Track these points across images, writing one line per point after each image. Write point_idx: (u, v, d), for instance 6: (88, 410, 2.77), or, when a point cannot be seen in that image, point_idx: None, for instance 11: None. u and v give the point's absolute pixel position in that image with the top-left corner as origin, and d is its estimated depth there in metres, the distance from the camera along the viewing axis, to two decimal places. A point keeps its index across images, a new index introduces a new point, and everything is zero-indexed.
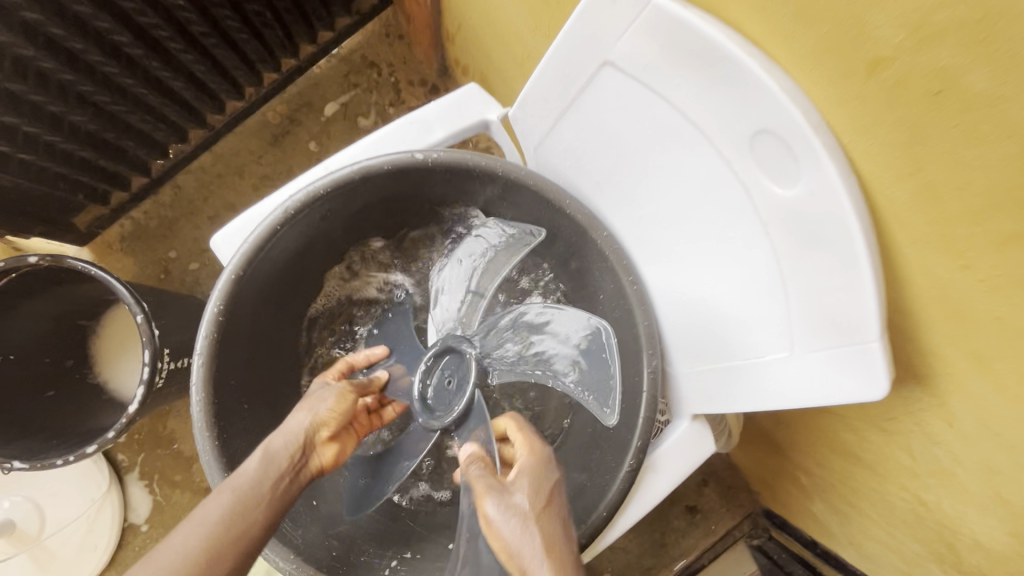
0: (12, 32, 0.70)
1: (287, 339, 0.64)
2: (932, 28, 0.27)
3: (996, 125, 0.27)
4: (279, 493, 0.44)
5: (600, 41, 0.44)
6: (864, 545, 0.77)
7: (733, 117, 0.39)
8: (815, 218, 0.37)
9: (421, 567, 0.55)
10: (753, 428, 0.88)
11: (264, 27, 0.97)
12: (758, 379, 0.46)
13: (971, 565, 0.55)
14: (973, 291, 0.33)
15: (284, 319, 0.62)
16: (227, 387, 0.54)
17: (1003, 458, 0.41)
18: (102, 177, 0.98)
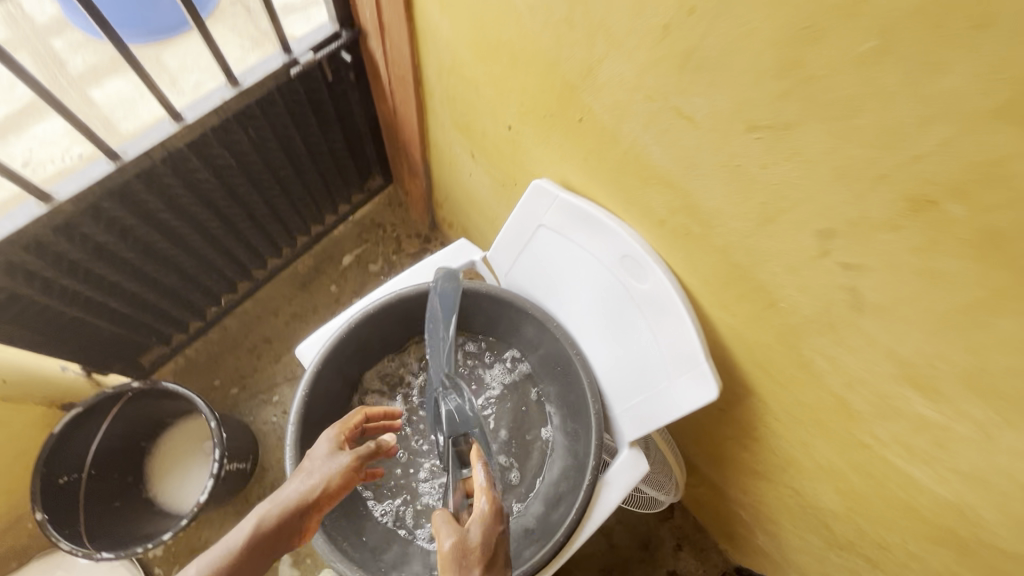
0: (152, 229, 1.01)
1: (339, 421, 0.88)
2: (675, 207, 0.60)
3: (711, 246, 0.58)
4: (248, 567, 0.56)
5: (537, 214, 0.78)
6: (795, 560, 0.96)
7: (610, 250, 0.72)
8: (660, 298, 0.68)
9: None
10: (700, 477, 1.10)
11: (303, 207, 1.32)
12: (658, 402, 0.73)
13: (841, 536, 0.77)
14: (742, 327, 0.63)
15: (340, 405, 0.86)
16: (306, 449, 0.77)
17: (805, 432, 0.67)
18: (169, 323, 1.25)
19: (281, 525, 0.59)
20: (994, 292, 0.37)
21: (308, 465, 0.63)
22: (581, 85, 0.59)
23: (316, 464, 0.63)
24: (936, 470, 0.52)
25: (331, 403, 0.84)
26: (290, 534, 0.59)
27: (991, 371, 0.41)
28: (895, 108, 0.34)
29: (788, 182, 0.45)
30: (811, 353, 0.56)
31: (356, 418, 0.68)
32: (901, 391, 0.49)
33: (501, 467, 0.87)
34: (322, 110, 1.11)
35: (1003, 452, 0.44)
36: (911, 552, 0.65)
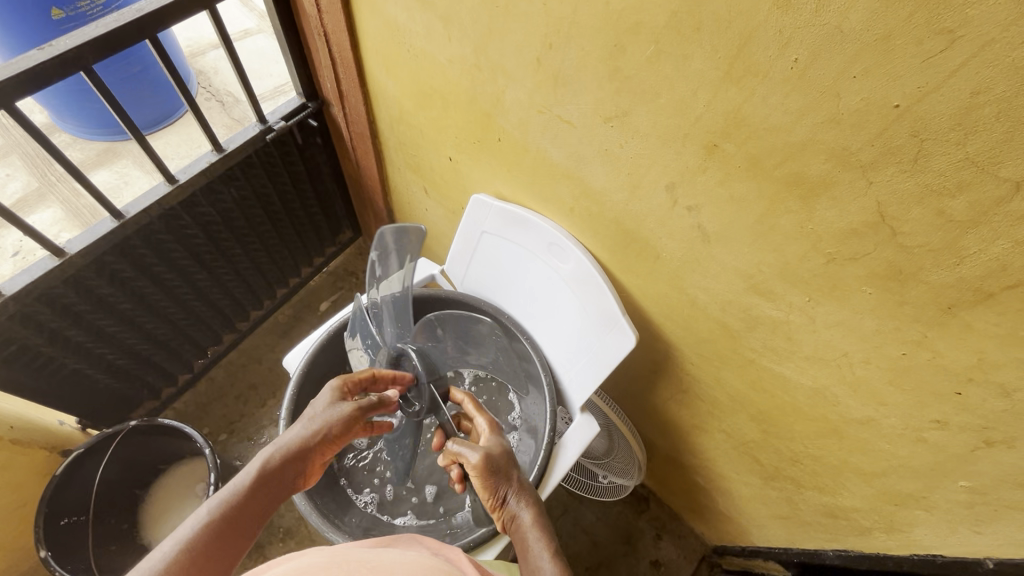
0: (150, 282, 1.14)
1: None
2: (576, 195, 0.77)
3: (607, 219, 0.76)
4: (266, 497, 0.64)
5: (478, 224, 0.95)
6: (749, 510, 1.07)
7: (539, 241, 0.89)
8: (581, 272, 0.85)
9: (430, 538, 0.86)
10: (660, 455, 1.21)
11: (284, 260, 1.45)
12: (595, 361, 0.87)
13: (768, 464, 0.90)
14: (642, 283, 0.80)
15: None
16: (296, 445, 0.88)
17: (713, 367, 0.82)
18: (161, 376, 1.33)
19: (288, 461, 0.68)
20: (771, 201, 0.54)
21: (309, 413, 0.74)
22: (495, 111, 0.78)
23: (318, 410, 0.74)
24: (797, 363, 0.68)
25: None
26: (296, 470, 0.69)
27: (793, 262, 0.57)
28: (678, 86, 0.53)
29: (640, 155, 0.63)
30: (694, 290, 0.73)
31: (360, 374, 0.81)
32: (754, 300, 0.66)
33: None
34: (294, 170, 1.29)
35: (824, 328, 0.60)
36: (814, 456, 0.79)
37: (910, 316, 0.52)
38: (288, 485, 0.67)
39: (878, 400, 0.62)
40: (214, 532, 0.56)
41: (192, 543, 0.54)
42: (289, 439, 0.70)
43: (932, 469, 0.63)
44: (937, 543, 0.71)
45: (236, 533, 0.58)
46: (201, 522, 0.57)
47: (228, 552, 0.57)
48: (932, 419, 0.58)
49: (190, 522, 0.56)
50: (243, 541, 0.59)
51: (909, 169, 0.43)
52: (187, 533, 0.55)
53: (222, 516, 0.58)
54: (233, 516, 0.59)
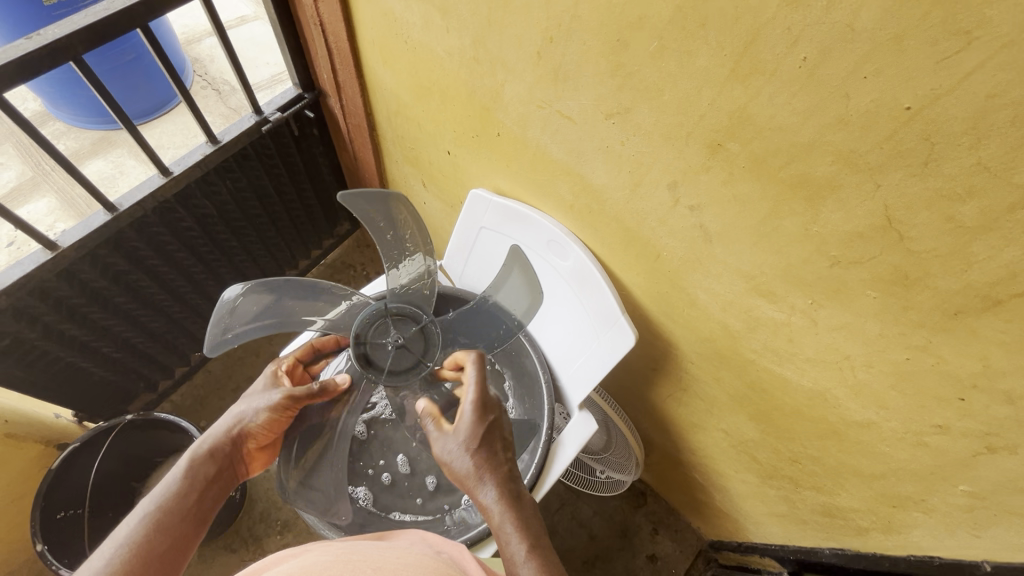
0: (144, 275, 1.13)
1: None
2: (575, 191, 0.76)
3: (606, 217, 0.75)
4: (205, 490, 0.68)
5: (476, 220, 0.94)
6: (746, 507, 1.07)
7: (537, 238, 0.88)
8: (581, 268, 0.84)
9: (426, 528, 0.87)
10: (658, 451, 1.21)
11: (281, 253, 1.44)
12: (594, 359, 0.86)
13: (766, 463, 0.90)
14: (642, 281, 0.79)
15: None
16: None
17: (712, 366, 0.81)
18: (157, 368, 1.33)
19: (222, 450, 0.73)
20: (775, 203, 0.53)
21: (240, 403, 0.77)
22: (493, 105, 0.77)
23: (248, 403, 0.77)
24: (797, 365, 0.67)
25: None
26: (228, 458, 0.73)
27: (796, 265, 0.57)
28: (681, 83, 0.52)
29: (642, 152, 0.62)
30: (695, 289, 0.72)
31: (291, 360, 0.84)
32: (755, 301, 0.65)
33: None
34: (291, 162, 1.27)
35: (827, 330, 0.60)
36: (813, 456, 0.78)
37: (915, 321, 0.51)
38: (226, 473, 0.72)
39: (879, 403, 0.61)
40: (153, 525, 0.61)
41: (131, 540, 0.58)
42: (216, 432, 0.73)
43: (932, 472, 0.63)
44: (934, 545, 0.71)
45: (177, 522, 0.63)
46: (139, 520, 0.61)
47: (172, 544, 0.61)
48: (934, 424, 0.58)
49: (129, 521, 0.60)
50: (185, 529, 0.63)
51: (918, 173, 0.42)
52: (124, 533, 0.59)
53: (159, 510, 0.63)
54: (171, 508, 0.64)
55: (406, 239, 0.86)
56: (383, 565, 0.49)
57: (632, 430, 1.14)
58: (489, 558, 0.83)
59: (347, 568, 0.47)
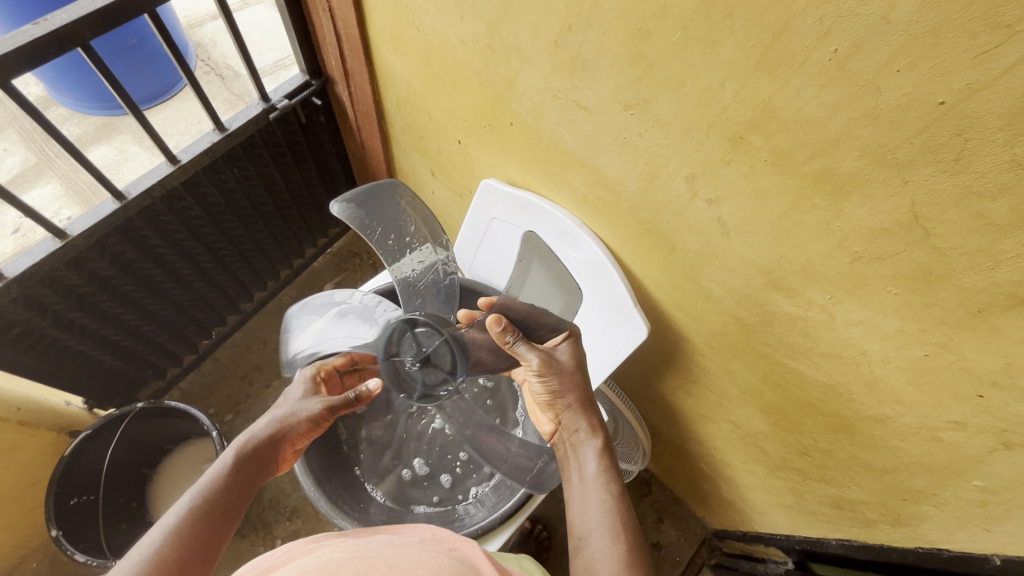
0: (153, 263, 1.12)
1: None
2: (590, 183, 0.75)
3: (621, 210, 0.74)
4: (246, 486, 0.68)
5: (487, 210, 0.93)
6: (753, 498, 1.08)
7: (550, 229, 0.87)
8: (593, 259, 0.83)
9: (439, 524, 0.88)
10: (666, 442, 1.21)
11: (287, 241, 1.44)
12: (606, 351, 0.86)
13: (775, 455, 0.90)
14: (656, 274, 0.78)
15: None
16: None
17: (724, 360, 0.81)
18: (166, 356, 1.33)
19: (262, 449, 0.72)
20: (797, 197, 0.53)
21: (282, 406, 0.78)
22: (507, 95, 0.76)
23: (289, 406, 0.78)
24: (812, 359, 0.67)
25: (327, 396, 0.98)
26: (268, 458, 0.73)
27: (816, 260, 0.56)
28: (705, 74, 0.51)
29: (660, 144, 0.61)
30: (709, 282, 0.71)
31: (328, 366, 0.85)
32: (772, 295, 0.64)
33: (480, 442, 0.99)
34: (298, 150, 1.26)
35: (844, 326, 0.59)
36: (824, 449, 0.79)
37: (937, 317, 0.50)
38: (263, 472, 0.72)
39: (895, 398, 0.61)
40: (195, 517, 0.61)
41: (174, 528, 0.59)
42: (259, 432, 0.73)
43: (946, 467, 0.63)
44: (945, 538, 0.71)
45: (217, 514, 0.63)
46: (183, 509, 0.61)
47: (214, 535, 0.61)
48: (950, 419, 0.58)
49: (175, 510, 0.61)
50: (222, 524, 0.63)
51: (948, 170, 0.41)
52: (171, 521, 0.60)
53: (202, 501, 0.62)
54: (214, 500, 0.64)
55: (409, 236, 0.86)
56: (397, 563, 0.49)
57: (638, 420, 1.15)
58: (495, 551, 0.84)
59: (362, 566, 0.47)
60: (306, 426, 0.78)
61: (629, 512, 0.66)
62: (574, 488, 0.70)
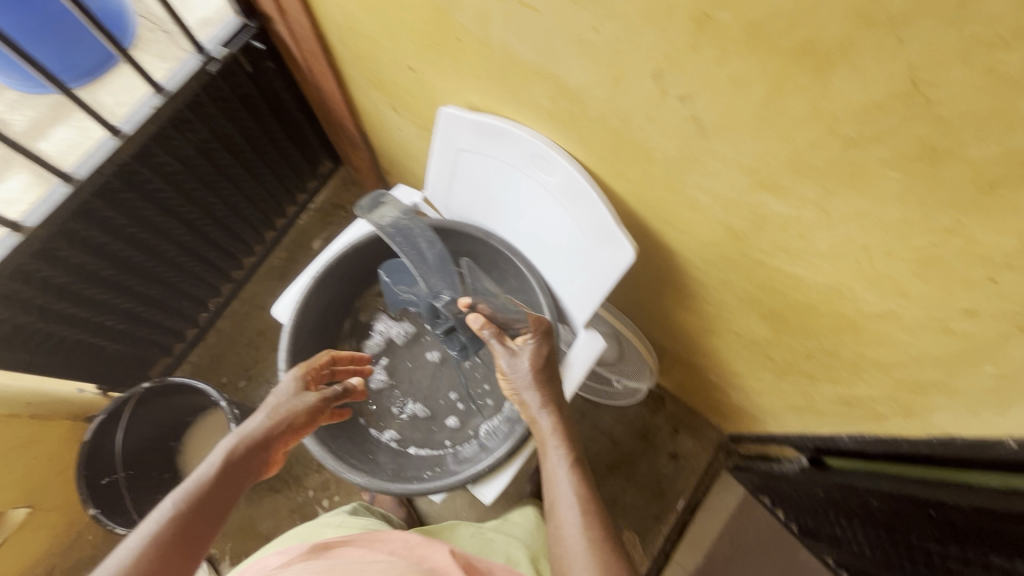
0: (127, 243, 1.10)
1: None
2: (553, 97, 0.68)
3: (591, 122, 0.67)
4: (231, 488, 0.70)
5: (452, 142, 0.85)
6: (763, 403, 1.07)
7: (519, 154, 0.80)
8: (568, 180, 0.77)
9: (450, 467, 0.89)
10: (672, 357, 1.20)
11: (264, 203, 1.39)
12: (596, 276, 0.82)
13: (780, 360, 0.88)
14: (637, 189, 0.72)
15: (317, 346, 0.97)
16: None
17: (719, 271, 0.77)
18: (167, 333, 1.34)
19: (251, 450, 0.74)
20: (777, 79, 0.45)
21: (273, 404, 0.80)
22: (447, 5, 0.66)
23: (280, 402, 0.80)
24: (809, 261, 0.62)
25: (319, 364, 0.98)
26: (258, 457, 0.75)
27: (804, 150, 0.49)
28: None
29: (619, 38, 0.53)
30: (693, 191, 0.65)
31: (321, 359, 0.86)
32: (761, 197, 0.58)
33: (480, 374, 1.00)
34: (252, 103, 1.18)
35: (841, 221, 0.54)
36: (829, 351, 0.76)
37: (943, 200, 0.44)
38: (252, 472, 0.74)
39: (899, 292, 0.57)
40: (178, 522, 0.63)
41: (154, 534, 0.62)
42: (251, 431, 0.75)
43: (955, 357, 0.59)
44: (956, 425, 0.69)
45: (200, 518, 0.65)
46: (167, 514, 0.64)
47: (197, 538, 0.64)
48: (959, 308, 0.53)
49: (156, 516, 0.63)
50: (204, 527, 0.65)
51: (952, 19, 0.33)
52: (151, 528, 0.62)
53: (185, 505, 0.65)
54: (197, 503, 0.66)
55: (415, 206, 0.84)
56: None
57: (643, 343, 1.12)
58: (487, 495, 0.84)
59: None
60: (297, 423, 0.81)
61: (601, 517, 0.70)
62: (555, 509, 0.72)
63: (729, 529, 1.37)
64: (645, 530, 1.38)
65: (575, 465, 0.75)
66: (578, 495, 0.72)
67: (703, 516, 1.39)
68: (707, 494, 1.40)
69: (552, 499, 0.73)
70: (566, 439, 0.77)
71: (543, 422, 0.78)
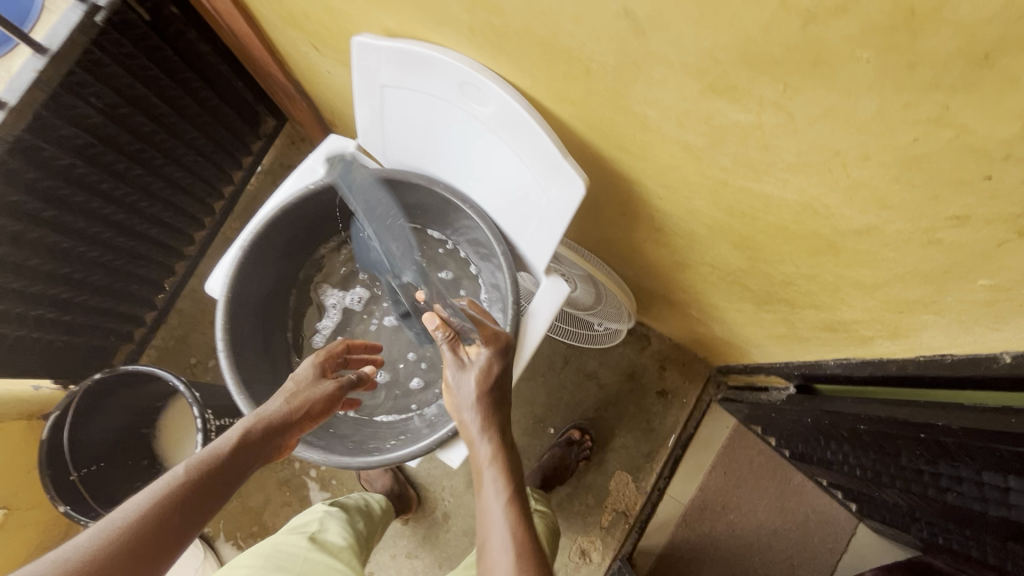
0: (48, 228, 1.00)
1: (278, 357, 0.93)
2: (468, 7, 0.57)
3: (515, 34, 0.57)
4: (244, 462, 0.66)
5: (373, 78, 0.75)
6: (746, 334, 1.02)
7: (447, 85, 0.70)
8: (504, 110, 0.67)
9: (415, 433, 0.85)
10: (651, 294, 1.13)
11: (204, 170, 1.28)
12: (550, 217, 0.73)
13: (759, 289, 0.81)
14: (580, 111, 0.63)
15: (260, 324, 0.90)
16: (252, 386, 0.83)
17: (682, 198, 0.68)
18: (123, 319, 1.27)
19: (270, 430, 0.71)
20: None
21: (291, 390, 0.76)
22: None
23: (300, 384, 0.77)
24: (777, 177, 0.54)
25: (270, 337, 0.93)
26: (274, 439, 0.72)
27: (756, 37, 0.40)
28: None
29: None
30: (641, 107, 0.56)
31: (337, 350, 0.84)
32: (715, 105, 0.49)
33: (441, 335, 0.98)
34: (164, 58, 1.05)
35: (807, 124, 0.45)
36: (808, 275, 0.69)
37: (927, 81, 0.36)
38: (267, 453, 0.71)
39: (879, 203, 0.49)
40: (187, 491, 0.59)
41: (162, 498, 0.58)
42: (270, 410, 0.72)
43: (945, 270, 0.52)
44: (947, 344, 0.63)
45: (208, 489, 0.61)
46: (178, 480, 0.60)
47: (202, 510, 0.60)
48: (949, 215, 0.45)
49: (165, 480, 0.60)
50: (212, 500, 0.61)
51: None
52: (159, 490, 0.58)
53: (199, 474, 0.61)
54: (210, 474, 0.62)
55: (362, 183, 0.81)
56: None
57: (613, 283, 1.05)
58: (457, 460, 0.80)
59: None
60: (315, 411, 0.78)
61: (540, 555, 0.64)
62: (484, 545, 0.66)
63: (722, 460, 1.36)
64: (637, 469, 1.37)
65: (512, 497, 0.69)
66: (513, 530, 0.66)
67: (695, 449, 1.38)
68: (698, 428, 1.38)
69: (483, 537, 0.67)
70: (507, 469, 0.72)
71: (482, 449, 0.73)
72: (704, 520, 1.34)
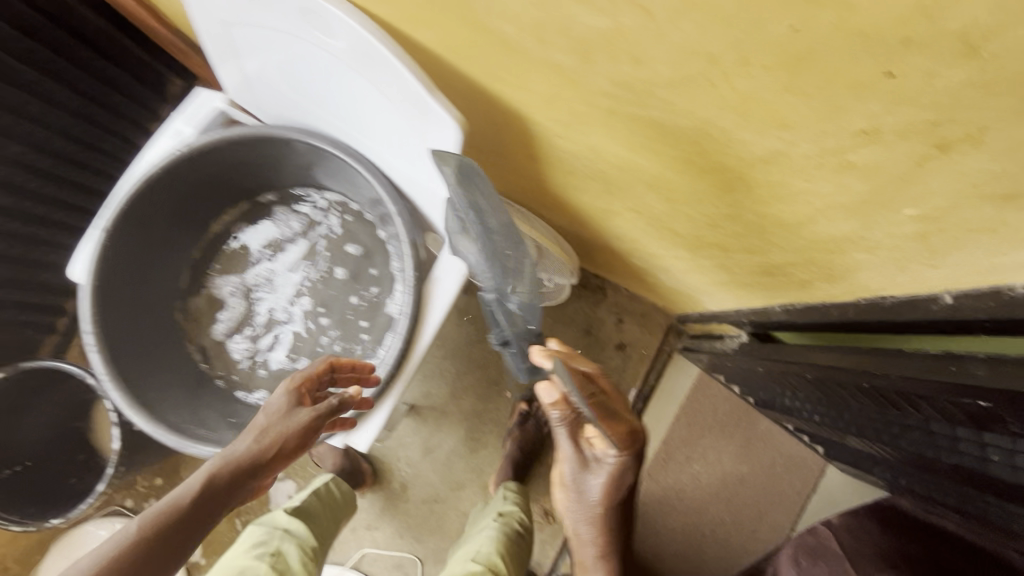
0: None
1: (173, 347, 0.85)
2: None
3: None
4: (203, 514, 0.61)
5: (215, 15, 0.63)
6: (691, 282, 0.93)
7: (293, 17, 0.59)
8: (358, 42, 0.57)
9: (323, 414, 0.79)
10: (592, 246, 1.05)
11: (103, 141, 1.16)
12: (437, 168, 0.65)
13: (686, 234, 0.73)
14: (442, 36, 0.53)
15: (145, 312, 0.82)
16: (136, 382, 0.75)
17: (579, 135, 0.59)
18: (40, 311, 1.20)
19: (236, 474, 0.64)
20: None
21: (262, 425, 0.69)
22: None
23: (273, 416, 0.69)
24: (661, 100, 0.44)
25: (157, 322, 0.84)
26: (245, 482, 0.65)
27: None
28: None
29: None
30: (497, 23, 0.46)
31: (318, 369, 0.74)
32: (568, 10, 0.39)
33: (352, 308, 0.89)
34: (12, 13, 0.91)
35: (671, 24, 0.35)
36: (728, 216, 0.60)
37: None
38: (235, 498, 0.65)
39: (776, 123, 0.40)
40: (132, 554, 0.55)
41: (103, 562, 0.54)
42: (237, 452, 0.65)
43: (865, 201, 0.43)
44: (883, 285, 0.55)
45: (160, 551, 0.57)
46: (125, 540, 0.56)
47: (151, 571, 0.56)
48: (854, 130, 0.36)
49: (114, 539, 0.56)
50: (165, 559, 0.57)
51: None
52: (106, 551, 0.55)
53: (148, 532, 0.57)
54: (159, 532, 0.57)
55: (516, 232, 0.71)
56: None
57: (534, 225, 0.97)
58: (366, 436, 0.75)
59: None
60: (292, 444, 0.70)
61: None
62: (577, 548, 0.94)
63: (686, 410, 1.32)
64: None
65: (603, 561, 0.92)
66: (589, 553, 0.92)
67: (658, 402, 1.33)
68: (659, 380, 1.33)
69: (574, 539, 0.93)
70: (601, 522, 0.88)
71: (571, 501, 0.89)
72: (669, 471, 1.30)
